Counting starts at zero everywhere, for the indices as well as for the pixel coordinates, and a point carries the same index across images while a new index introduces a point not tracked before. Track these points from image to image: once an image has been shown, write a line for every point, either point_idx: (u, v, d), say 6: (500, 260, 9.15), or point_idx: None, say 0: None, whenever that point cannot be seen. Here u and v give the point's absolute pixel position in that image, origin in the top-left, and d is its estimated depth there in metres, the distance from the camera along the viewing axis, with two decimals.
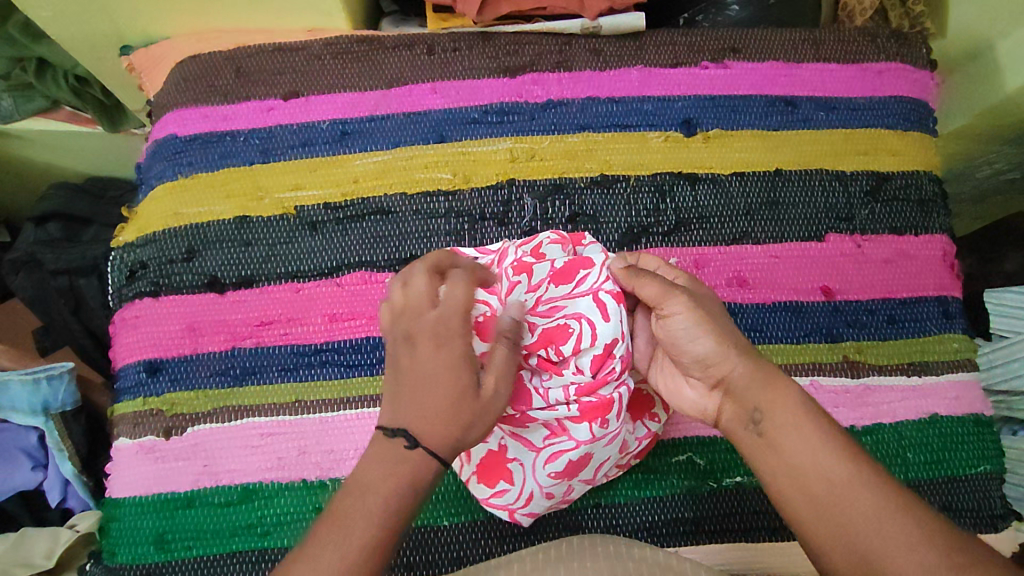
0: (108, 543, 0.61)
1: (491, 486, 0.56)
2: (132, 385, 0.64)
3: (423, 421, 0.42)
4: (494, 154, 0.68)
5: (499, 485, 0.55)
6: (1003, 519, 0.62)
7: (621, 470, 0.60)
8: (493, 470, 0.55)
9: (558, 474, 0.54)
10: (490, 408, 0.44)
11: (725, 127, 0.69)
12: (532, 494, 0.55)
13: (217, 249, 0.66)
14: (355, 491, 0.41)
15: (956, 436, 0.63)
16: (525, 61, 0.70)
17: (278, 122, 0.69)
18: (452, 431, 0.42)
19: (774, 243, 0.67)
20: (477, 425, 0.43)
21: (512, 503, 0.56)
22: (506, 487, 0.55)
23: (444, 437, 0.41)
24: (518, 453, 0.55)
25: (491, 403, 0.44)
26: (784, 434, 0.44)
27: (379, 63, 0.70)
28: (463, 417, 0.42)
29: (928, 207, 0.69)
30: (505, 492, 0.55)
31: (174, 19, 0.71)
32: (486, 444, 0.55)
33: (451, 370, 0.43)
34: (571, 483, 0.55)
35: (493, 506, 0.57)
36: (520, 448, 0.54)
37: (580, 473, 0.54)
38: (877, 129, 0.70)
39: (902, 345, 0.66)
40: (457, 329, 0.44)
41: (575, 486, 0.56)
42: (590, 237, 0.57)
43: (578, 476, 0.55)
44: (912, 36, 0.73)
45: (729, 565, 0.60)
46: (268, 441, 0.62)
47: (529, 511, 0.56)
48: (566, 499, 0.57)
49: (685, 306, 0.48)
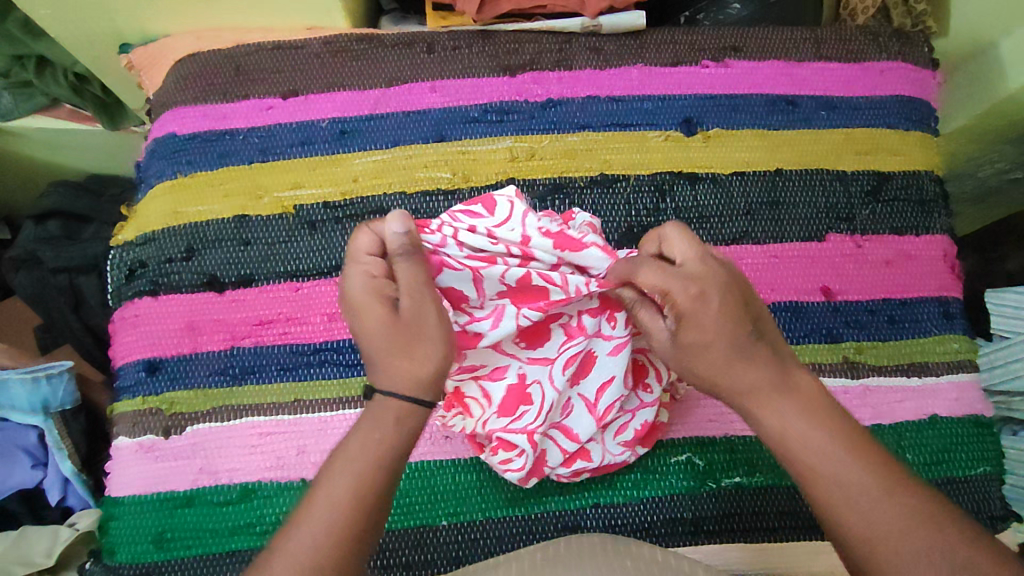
0: (107, 542, 0.61)
1: (510, 414, 0.55)
2: (131, 384, 0.64)
3: (372, 363, 0.46)
4: (494, 153, 0.68)
5: (518, 408, 0.55)
6: (1003, 521, 0.62)
7: (627, 451, 0.59)
8: (512, 397, 0.55)
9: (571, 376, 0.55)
10: (417, 319, 0.46)
11: (726, 127, 0.69)
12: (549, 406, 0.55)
13: (216, 248, 0.66)
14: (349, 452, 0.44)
15: (956, 438, 0.63)
16: (525, 60, 0.70)
17: (277, 121, 0.69)
18: (399, 361, 0.45)
19: (774, 243, 0.67)
20: (413, 343, 0.45)
21: (532, 425, 0.55)
22: (524, 409, 0.55)
23: (394, 372, 0.45)
24: (536, 373, 0.55)
25: (414, 316, 0.46)
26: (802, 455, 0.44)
27: (378, 61, 0.70)
28: (395, 343, 0.45)
29: (929, 207, 0.69)
30: (525, 413, 0.55)
31: (173, 17, 0.71)
32: (498, 377, 0.55)
33: (363, 308, 0.46)
34: (574, 394, 0.57)
35: (513, 435, 0.55)
36: (536, 366, 0.55)
37: (587, 379, 0.56)
38: (878, 128, 0.70)
39: (902, 345, 0.66)
40: (352, 272, 0.47)
41: (582, 406, 0.57)
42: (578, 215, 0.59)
43: (582, 385, 0.57)
44: (914, 35, 0.73)
45: (728, 565, 0.60)
46: (266, 440, 0.62)
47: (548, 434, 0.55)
48: (579, 427, 0.57)
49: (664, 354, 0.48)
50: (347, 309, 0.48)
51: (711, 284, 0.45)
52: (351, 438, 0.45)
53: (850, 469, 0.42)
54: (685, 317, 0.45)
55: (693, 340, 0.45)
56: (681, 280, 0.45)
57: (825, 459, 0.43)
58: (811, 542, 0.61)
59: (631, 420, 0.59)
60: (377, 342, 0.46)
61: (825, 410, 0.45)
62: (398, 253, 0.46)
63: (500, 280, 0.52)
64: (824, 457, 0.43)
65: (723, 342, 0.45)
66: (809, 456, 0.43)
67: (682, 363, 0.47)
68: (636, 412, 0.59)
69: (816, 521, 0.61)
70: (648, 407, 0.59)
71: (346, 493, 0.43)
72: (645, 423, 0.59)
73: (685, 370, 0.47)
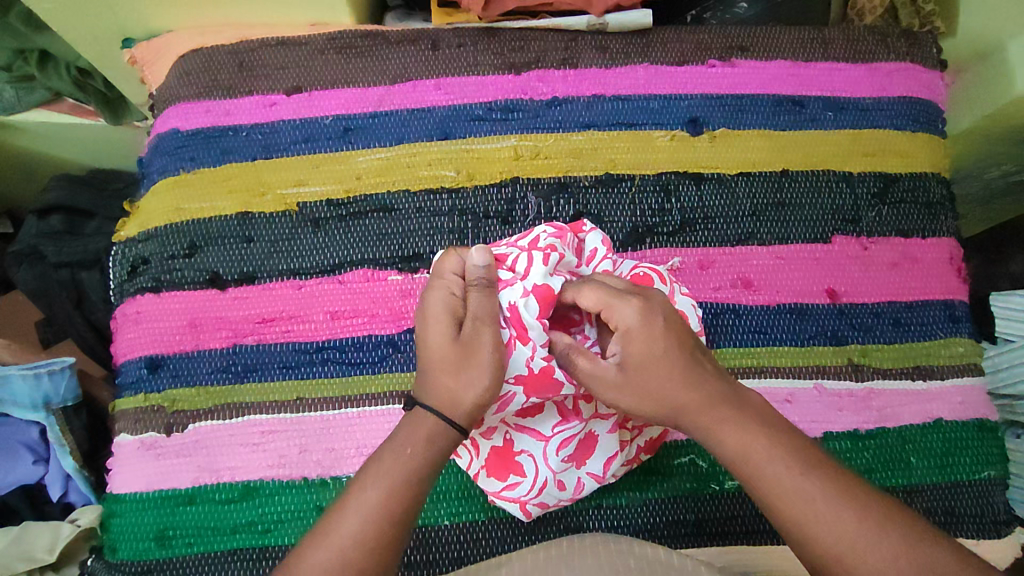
0: (108, 538, 0.61)
1: (502, 479, 0.55)
2: (133, 381, 0.64)
3: (421, 374, 0.48)
4: (499, 152, 0.67)
5: (511, 477, 0.55)
6: (1006, 526, 0.62)
7: (630, 465, 0.59)
8: (504, 463, 0.55)
9: (569, 456, 0.55)
10: (471, 343, 0.47)
11: (732, 127, 0.69)
12: (542, 483, 0.55)
13: (218, 245, 0.66)
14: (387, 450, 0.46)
15: (960, 442, 0.63)
16: (530, 58, 0.69)
17: (280, 117, 0.68)
18: (446, 376, 0.47)
19: (780, 245, 0.66)
20: (464, 367, 0.47)
21: (524, 495, 0.56)
22: (517, 480, 0.55)
23: (436, 388, 0.47)
24: (527, 445, 0.55)
25: (473, 342, 0.47)
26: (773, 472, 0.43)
27: (382, 57, 0.69)
28: (444, 364, 0.47)
29: (936, 210, 0.69)
30: (517, 484, 0.55)
31: (176, 13, 0.71)
32: (492, 440, 0.55)
33: (430, 320, 0.48)
34: (578, 473, 0.57)
35: (506, 498, 0.56)
36: (529, 439, 0.55)
37: (588, 458, 0.56)
38: (885, 129, 0.69)
39: (908, 348, 0.65)
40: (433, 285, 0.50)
41: (586, 481, 0.57)
42: (589, 224, 0.59)
43: (588, 464, 0.56)
44: (922, 36, 0.72)
45: (731, 566, 0.60)
46: (268, 438, 0.62)
47: (541, 502, 0.57)
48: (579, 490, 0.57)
49: (609, 390, 0.47)
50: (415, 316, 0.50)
51: (654, 301, 0.47)
52: (384, 452, 0.46)
53: (802, 480, 0.43)
54: (630, 337, 0.46)
55: (643, 359, 0.46)
56: (621, 298, 0.47)
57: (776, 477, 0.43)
58: None
59: (636, 439, 0.59)
60: (430, 358, 0.48)
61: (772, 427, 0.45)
62: (476, 281, 0.49)
63: (527, 361, 0.49)
64: (772, 474, 0.43)
65: (672, 360, 0.46)
66: (764, 469, 0.44)
67: (632, 391, 0.46)
68: (641, 431, 0.58)
69: None
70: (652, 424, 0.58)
71: (387, 485, 0.44)
72: (648, 441, 0.59)
73: (637, 398, 0.46)
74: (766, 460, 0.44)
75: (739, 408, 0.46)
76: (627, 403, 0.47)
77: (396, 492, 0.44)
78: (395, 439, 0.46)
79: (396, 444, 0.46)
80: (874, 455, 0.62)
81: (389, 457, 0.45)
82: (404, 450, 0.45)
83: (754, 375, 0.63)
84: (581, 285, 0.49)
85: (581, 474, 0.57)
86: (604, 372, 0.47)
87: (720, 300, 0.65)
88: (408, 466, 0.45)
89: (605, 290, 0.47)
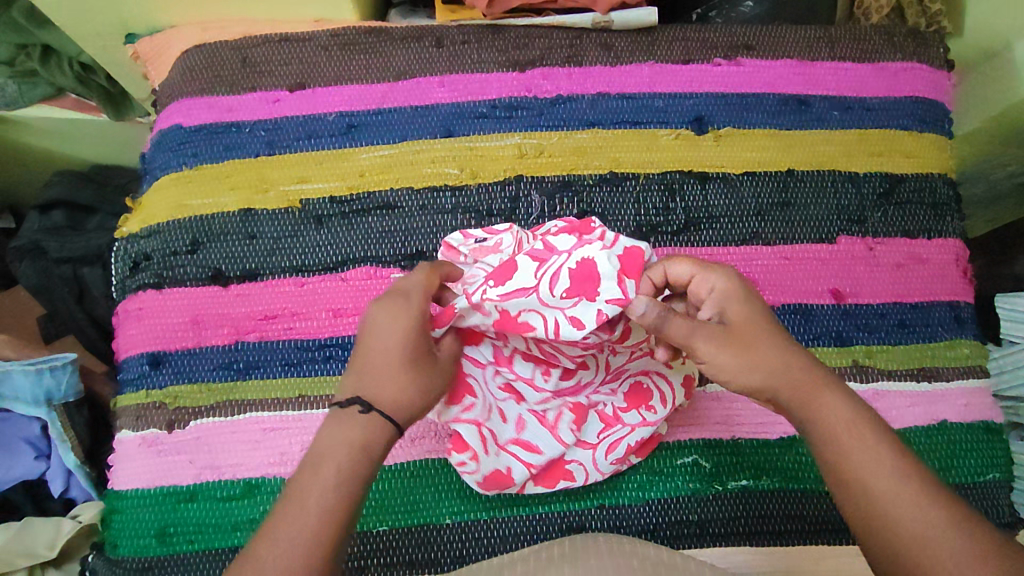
0: (109, 535, 0.61)
1: (459, 403, 0.55)
2: (135, 378, 0.64)
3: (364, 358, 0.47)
4: (502, 150, 0.67)
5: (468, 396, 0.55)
6: (1011, 528, 0.62)
7: (619, 466, 0.59)
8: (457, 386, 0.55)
9: (508, 384, 0.57)
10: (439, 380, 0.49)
11: (737, 126, 0.68)
12: (491, 408, 0.56)
13: (221, 242, 0.66)
14: (323, 460, 0.43)
15: (965, 444, 0.63)
16: (535, 55, 0.69)
17: (283, 114, 0.68)
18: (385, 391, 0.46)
19: (786, 245, 0.66)
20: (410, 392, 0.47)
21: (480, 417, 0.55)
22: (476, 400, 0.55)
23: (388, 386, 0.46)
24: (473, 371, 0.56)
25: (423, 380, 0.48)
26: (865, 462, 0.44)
27: (386, 53, 0.69)
28: (399, 366, 0.47)
29: (942, 210, 0.68)
30: (474, 406, 0.55)
31: (179, 8, 0.71)
32: None
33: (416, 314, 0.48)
34: (520, 409, 0.58)
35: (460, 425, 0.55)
36: (472, 367, 0.56)
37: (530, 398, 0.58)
38: (891, 130, 0.69)
39: (912, 349, 0.65)
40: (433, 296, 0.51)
41: (527, 419, 0.58)
42: None
43: (528, 399, 0.58)
44: (930, 35, 0.72)
45: (734, 567, 0.59)
46: (269, 436, 0.61)
47: (492, 431, 0.56)
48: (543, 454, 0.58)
49: (708, 344, 0.47)
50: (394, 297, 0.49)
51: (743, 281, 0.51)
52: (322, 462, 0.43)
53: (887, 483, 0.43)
54: (726, 297, 0.49)
55: (740, 319, 0.48)
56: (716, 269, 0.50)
57: (860, 464, 0.44)
58: (816, 546, 0.60)
59: (628, 437, 0.58)
60: (387, 354, 0.47)
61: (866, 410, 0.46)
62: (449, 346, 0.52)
63: (526, 307, 0.50)
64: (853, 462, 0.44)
65: (765, 332, 0.48)
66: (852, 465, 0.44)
67: (731, 350, 0.47)
68: (635, 429, 0.58)
69: (823, 524, 0.60)
70: (647, 426, 0.58)
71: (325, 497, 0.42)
72: (642, 439, 0.58)
73: (738, 358, 0.47)
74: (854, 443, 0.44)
75: (833, 388, 0.47)
76: (726, 357, 0.47)
77: (310, 543, 0.41)
78: (311, 479, 0.43)
79: (331, 452, 0.43)
80: None
81: (309, 498, 0.42)
82: (337, 458, 0.43)
83: None
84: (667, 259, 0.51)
85: (523, 411, 0.58)
86: (707, 328, 0.47)
87: None
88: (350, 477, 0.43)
89: (693, 261, 0.50)
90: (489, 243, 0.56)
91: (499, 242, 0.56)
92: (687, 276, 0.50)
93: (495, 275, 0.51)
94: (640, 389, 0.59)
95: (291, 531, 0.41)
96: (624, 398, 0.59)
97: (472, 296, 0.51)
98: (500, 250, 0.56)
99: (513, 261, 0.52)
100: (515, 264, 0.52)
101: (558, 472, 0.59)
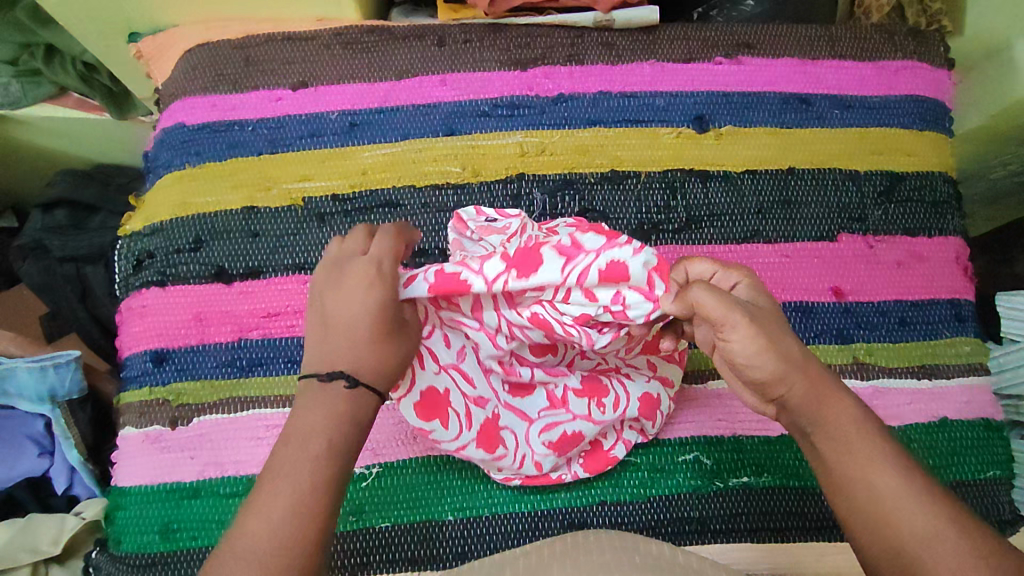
0: (113, 531, 0.62)
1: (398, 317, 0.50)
2: (138, 375, 0.64)
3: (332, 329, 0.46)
4: (504, 148, 0.67)
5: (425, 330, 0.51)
6: (1011, 525, 0.62)
7: (551, 454, 0.57)
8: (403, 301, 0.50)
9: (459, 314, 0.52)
10: (409, 352, 0.48)
11: (737, 125, 0.69)
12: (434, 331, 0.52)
13: (225, 239, 0.66)
14: (308, 436, 0.43)
15: (965, 441, 0.63)
16: (536, 54, 0.69)
17: (286, 113, 0.68)
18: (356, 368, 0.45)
19: (786, 243, 0.66)
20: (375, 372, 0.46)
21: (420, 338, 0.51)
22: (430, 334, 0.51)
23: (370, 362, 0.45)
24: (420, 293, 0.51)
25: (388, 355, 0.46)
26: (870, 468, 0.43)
27: (387, 52, 0.69)
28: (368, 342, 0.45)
29: (942, 208, 0.68)
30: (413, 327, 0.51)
31: (183, 7, 0.71)
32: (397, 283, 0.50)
33: (383, 285, 0.46)
34: (467, 344, 0.54)
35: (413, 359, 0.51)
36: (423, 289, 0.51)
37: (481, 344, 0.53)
38: (892, 128, 0.69)
39: (912, 347, 0.65)
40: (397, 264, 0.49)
41: (470, 357, 0.54)
42: None
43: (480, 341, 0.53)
44: (930, 34, 0.72)
45: (735, 563, 0.60)
46: (272, 433, 0.62)
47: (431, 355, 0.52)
48: (480, 401, 0.54)
49: (745, 322, 0.43)
50: (359, 270, 0.46)
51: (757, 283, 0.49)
52: (306, 437, 0.43)
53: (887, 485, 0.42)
54: (750, 296, 0.47)
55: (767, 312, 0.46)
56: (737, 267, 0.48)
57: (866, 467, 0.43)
58: (817, 543, 0.60)
59: (568, 424, 0.57)
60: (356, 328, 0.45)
61: (874, 418, 0.45)
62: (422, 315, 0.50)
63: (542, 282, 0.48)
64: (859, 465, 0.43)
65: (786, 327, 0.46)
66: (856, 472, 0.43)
67: (766, 334, 0.43)
68: (575, 418, 0.57)
69: (824, 521, 0.61)
70: (595, 423, 0.57)
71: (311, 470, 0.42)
72: (579, 432, 0.57)
73: (772, 344, 0.43)
74: (862, 445, 0.44)
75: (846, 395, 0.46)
76: (761, 342, 0.43)
77: (295, 515, 0.40)
78: (296, 453, 0.42)
79: (313, 427, 0.43)
80: None
81: (297, 471, 0.42)
82: (320, 432, 0.43)
83: None
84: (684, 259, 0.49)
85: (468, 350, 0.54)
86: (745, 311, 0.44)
87: None
88: (336, 452, 0.43)
89: (714, 261, 0.49)
90: (496, 225, 0.55)
91: (507, 225, 0.55)
92: (707, 274, 0.48)
93: (516, 264, 0.48)
94: (599, 382, 0.57)
95: (278, 503, 0.41)
96: (580, 382, 0.57)
97: (494, 284, 0.48)
98: (505, 232, 0.55)
99: (537, 252, 0.48)
100: (540, 254, 0.48)
101: (495, 435, 0.55)
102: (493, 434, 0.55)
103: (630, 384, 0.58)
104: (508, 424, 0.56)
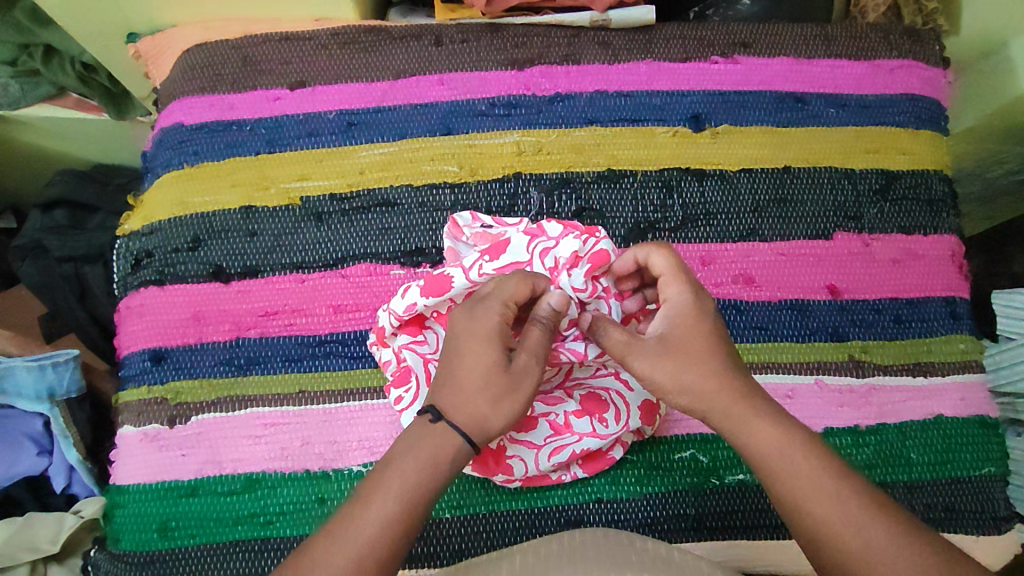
0: (111, 529, 0.62)
1: (412, 335, 0.58)
2: (136, 373, 0.64)
3: (447, 363, 0.48)
4: (501, 147, 0.68)
5: (424, 334, 0.58)
6: (1006, 522, 0.62)
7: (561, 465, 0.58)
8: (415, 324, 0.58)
9: None
10: (511, 392, 0.47)
11: (734, 124, 0.69)
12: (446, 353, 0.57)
13: (221, 239, 0.66)
14: (391, 470, 0.44)
15: (961, 438, 0.63)
16: (533, 54, 0.69)
17: (284, 112, 0.69)
18: (455, 403, 0.46)
19: (782, 241, 0.67)
20: (473, 408, 0.46)
21: (428, 353, 0.57)
22: (430, 338, 0.58)
23: (483, 390, 0.46)
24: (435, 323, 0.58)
25: (488, 388, 0.46)
26: (800, 482, 0.45)
27: (384, 52, 0.70)
28: (471, 382, 0.47)
29: (938, 207, 0.69)
30: (422, 343, 0.57)
31: (181, 8, 0.71)
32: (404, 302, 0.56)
33: (491, 323, 0.48)
34: None
35: (408, 354, 0.57)
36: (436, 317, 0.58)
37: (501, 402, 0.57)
38: (888, 127, 0.70)
39: (908, 345, 0.65)
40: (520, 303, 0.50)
41: None
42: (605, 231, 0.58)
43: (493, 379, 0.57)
44: (926, 33, 0.72)
45: (731, 560, 0.60)
46: (270, 431, 0.62)
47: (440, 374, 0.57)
48: None
49: (645, 357, 0.49)
50: (473, 307, 0.50)
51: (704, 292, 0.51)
52: (391, 467, 0.45)
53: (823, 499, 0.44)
54: (677, 309, 0.50)
55: (682, 335, 0.49)
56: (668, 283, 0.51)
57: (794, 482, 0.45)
58: None
59: (573, 444, 0.57)
60: (461, 366, 0.47)
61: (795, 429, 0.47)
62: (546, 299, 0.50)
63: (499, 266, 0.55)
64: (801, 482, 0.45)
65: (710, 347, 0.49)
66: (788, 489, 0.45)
67: (667, 363, 0.48)
68: (581, 438, 0.57)
69: None
70: (593, 437, 0.57)
71: (394, 501, 0.43)
72: (586, 450, 0.58)
73: (677, 371, 0.48)
74: (787, 461, 0.46)
75: (765, 411, 0.48)
76: (666, 373, 0.48)
77: (375, 540, 0.42)
78: (382, 480, 0.44)
79: (402, 459, 0.45)
80: (875, 450, 0.62)
81: (375, 503, 0.43)
82: (408, 470, 0.44)
83: (753, 370, 0.63)
84: (650, 248, 0.52)
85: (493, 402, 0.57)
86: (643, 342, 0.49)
87: (721, 296, 0.65)
88: (415, 489, 0.44)
89: (674, 259, 0.52)
90: (493, 231, 0.59)
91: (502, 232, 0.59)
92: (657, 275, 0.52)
93: (488, 251, 0.56)
94: (598, 399, 0.58)
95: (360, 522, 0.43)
96: (579, 404, 0.58)
97: (471, 273, 0.54)
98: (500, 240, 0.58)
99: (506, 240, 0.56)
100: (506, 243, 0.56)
101: (498, 464, 0.57)
102: (497, 462, 0.57)
103: (628, 395, 0.58)
104: (509, 452, 0.57)
